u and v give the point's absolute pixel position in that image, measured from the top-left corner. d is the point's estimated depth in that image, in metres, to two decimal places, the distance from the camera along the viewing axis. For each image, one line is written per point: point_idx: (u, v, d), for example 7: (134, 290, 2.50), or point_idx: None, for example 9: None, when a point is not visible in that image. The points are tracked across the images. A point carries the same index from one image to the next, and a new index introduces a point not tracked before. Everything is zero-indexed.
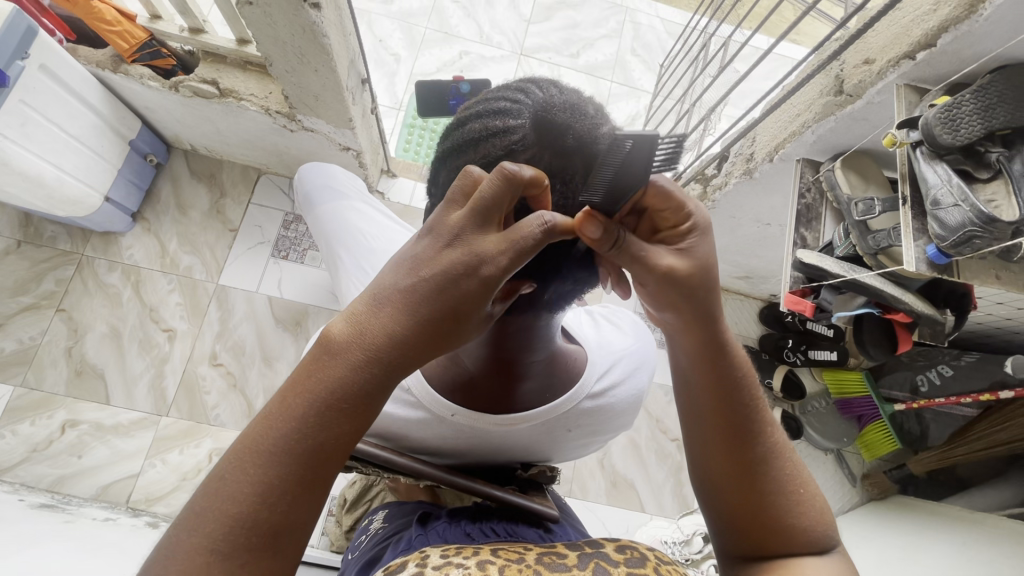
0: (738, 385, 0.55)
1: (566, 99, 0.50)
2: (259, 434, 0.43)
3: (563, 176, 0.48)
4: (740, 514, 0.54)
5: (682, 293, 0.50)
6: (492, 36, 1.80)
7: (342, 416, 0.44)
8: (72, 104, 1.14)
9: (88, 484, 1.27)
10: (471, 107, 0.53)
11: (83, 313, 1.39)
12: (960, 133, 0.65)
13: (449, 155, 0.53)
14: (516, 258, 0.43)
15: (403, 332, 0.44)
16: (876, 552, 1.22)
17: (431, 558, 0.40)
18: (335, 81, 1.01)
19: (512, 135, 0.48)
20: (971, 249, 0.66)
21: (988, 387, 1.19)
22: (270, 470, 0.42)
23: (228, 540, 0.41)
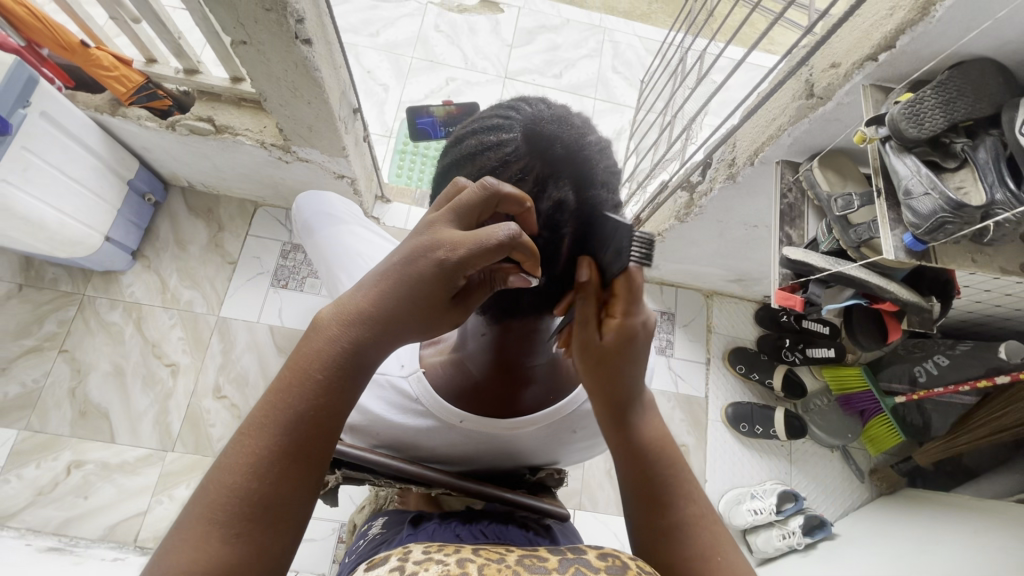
0: (648, 448, 0.57)
1: (554, 113, 0.52)
2: (256, 413, 0.46)
3: (556, 182, 0.49)
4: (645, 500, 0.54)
5: (599, 363, 0.53)
6: (477, 61, 1.86)
7: (325, 395, 0.47)
8: (72, 148, 1.17)
9: (95, 525, 1.26)
10: (468, 126, 0.56)
11: (86, 353, 1.39)
12: (924, 126, 0.69)
13: (448, 169, 0.56)
14: (470, 254, 0.44)
15: (382, 313, 0.48)
16: (889, 546, 1.21)
17: (413, 552, 0.36)
18: (327, 112, 1.04)
19: (505, 148, 0.50)
20: (945, 235, 0.69)
21: (982, 373, 1.22)
22: (263, 444, 0.45)
23: (226, 513, 0.43)
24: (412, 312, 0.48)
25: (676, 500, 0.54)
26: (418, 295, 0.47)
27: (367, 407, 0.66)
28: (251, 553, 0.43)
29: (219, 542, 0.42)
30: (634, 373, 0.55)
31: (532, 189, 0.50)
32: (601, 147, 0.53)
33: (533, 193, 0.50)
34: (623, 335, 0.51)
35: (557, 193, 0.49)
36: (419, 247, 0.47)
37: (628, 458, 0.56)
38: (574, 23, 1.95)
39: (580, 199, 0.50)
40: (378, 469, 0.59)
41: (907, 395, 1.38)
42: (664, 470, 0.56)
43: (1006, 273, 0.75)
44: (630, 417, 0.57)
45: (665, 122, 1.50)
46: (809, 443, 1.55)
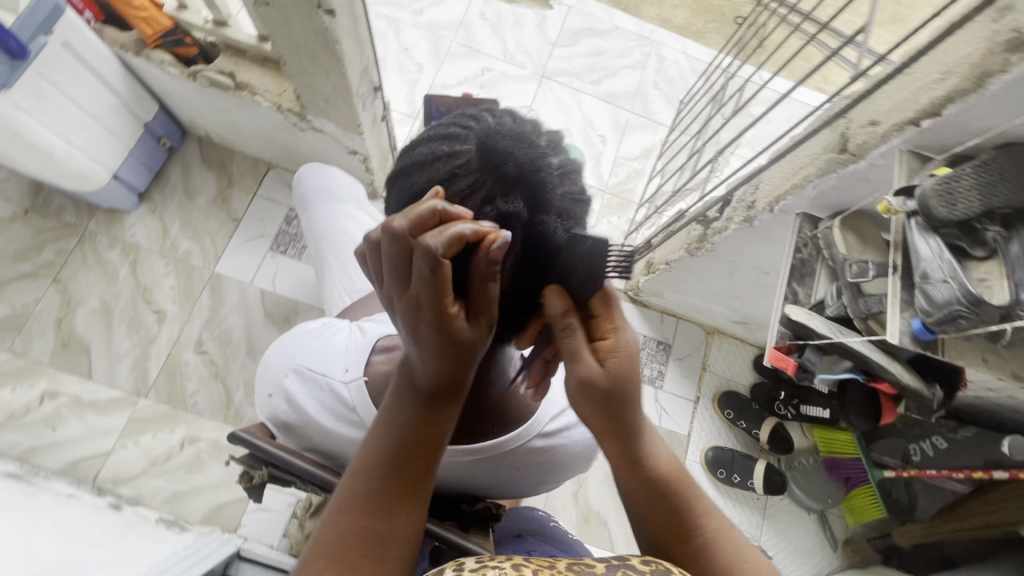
0: (653, 463, 0.55)
1: (516, 127, 0.48)
2: (364, 460, 0.50)
3: (502, 203, 0.45)
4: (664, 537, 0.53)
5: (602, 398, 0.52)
6: (516, 55, 1.81)
7: (417, 429, 0.50)
8: (92, 82, 1.16)
9: (58, 457, 1.26)
10: (427, 130, 0.52)
11: (78, 286, 1.40)
12: (957, 208, 0.64)
13: (399, 176, 0.51)
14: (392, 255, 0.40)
15: (430, 361, 0.46)
16: None
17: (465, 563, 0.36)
18: (345, 86, 1.02)
19: (457, 160, 0.47)
20: (957, 328, 0.65)
21: (981, 464, 1.16)
22: (375, 484, 0.49)
23: (349, 540, 0.47)
24: (457, 347, 0.44)
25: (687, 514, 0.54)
26: (451, 350, 0.44)
27: (302, 407, 0.63)
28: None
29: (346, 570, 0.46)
30: (637, 401, 0.54)
31: (477, 206, 0.45)
32: (563, 167, 0.48)
33: (477, 212, 0.45)
34: (619, 355, 0.52)
35: (503, 216, 0.45)
36: (413, 294, 0.41)
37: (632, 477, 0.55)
38: (622, 30, 1.89)
39: (531, 223, 0.45)
40: (303, 475, 0.55)
41: (896, 471, 1.32)
42: (671, 483, 0.55)
43: (1016, 378, 0.69)
44: (626, 432, 0.55)
45: (695, 148, 1.44)
46: (786, 501, 1.50)
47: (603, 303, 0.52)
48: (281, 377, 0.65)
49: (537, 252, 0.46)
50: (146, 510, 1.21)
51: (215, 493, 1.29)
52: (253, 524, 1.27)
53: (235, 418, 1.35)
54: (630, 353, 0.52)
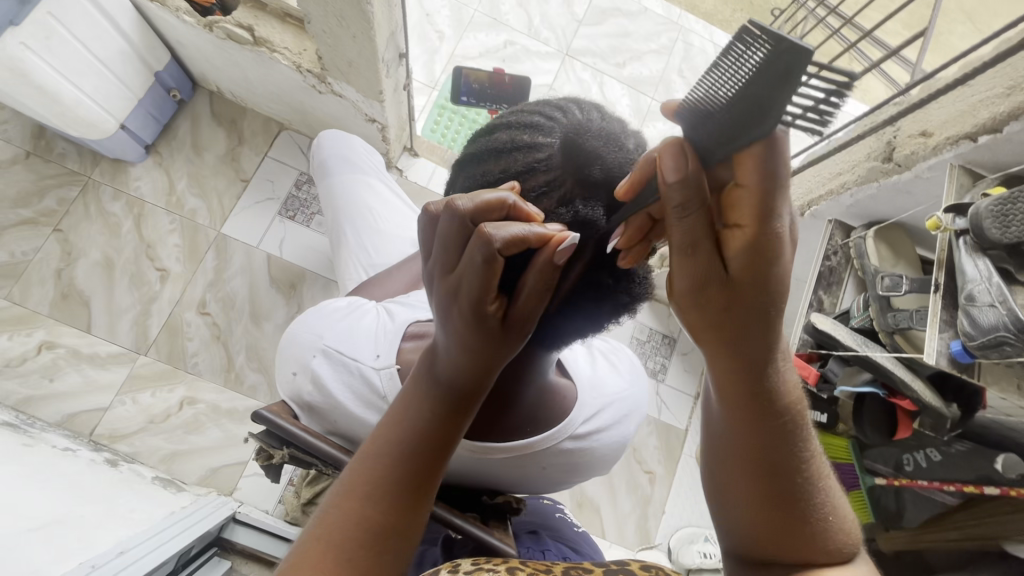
0: (781, 418, 0.49)
1: (604, 127, 0.45)
2: (372, 446, 0.46)
3: (581, 207, 0.43)
4: (757, 506, 0.50)
5: (726, 326, 0.44)
6: (541, 30, 1.75)
7: (434, 425, 0.45)
8: (103, 25, 1.10)
9: (54, 409, 1.24)
10: (504, 115, 0.49)
11: (80, 237, 1.36)
12: (1010, 230, 0.60)
13: (469, 161, 0.48)
14: (451, 236, 0.37)
15: (460, 352, 0.42)
16: None
17: (461, 565, 0.39)
18: (371, 50, 0.97)
19: (538, 153, 0.44)
20: (999, 355, 0.62)
21: (972, 479, 1.17)
22: (384, 473, 0.44)
23: (354, 533, 0.43)
24: (491, 342, 0.40)
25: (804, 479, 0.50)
26: (488, 341, 0.40)
27: (329, 390, 0.61)
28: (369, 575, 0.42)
29: (338, 564, 0.42)
30: (776, 333, 0.45)
31: (553, 206, 0.43)
32: None
33: (553, 213, 0.43)
34: (758, 261, 0.40)
35: (581, 221, 0.43)
36: (454, 281, 0.38)
37: (748, 430, 0.50)
38: (651, 13, 1.83)
39: (606, 231, 0.43)
40: (323, 458, 0.56)
41: (888, 480, 1.33)
42: (793, 444, 0.50)
43: None
44: (759, 389, 0.48)
45: None
46: None
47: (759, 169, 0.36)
48: (307, 357, 0.63)
49: (606, 260, 0.45)
50: (142, 468, 1.20)
51: (212, 455, 1.28)
52: (248, 488, 1.26)
53: (235, 382, 1.33)
54: (774, 248, 0.39)
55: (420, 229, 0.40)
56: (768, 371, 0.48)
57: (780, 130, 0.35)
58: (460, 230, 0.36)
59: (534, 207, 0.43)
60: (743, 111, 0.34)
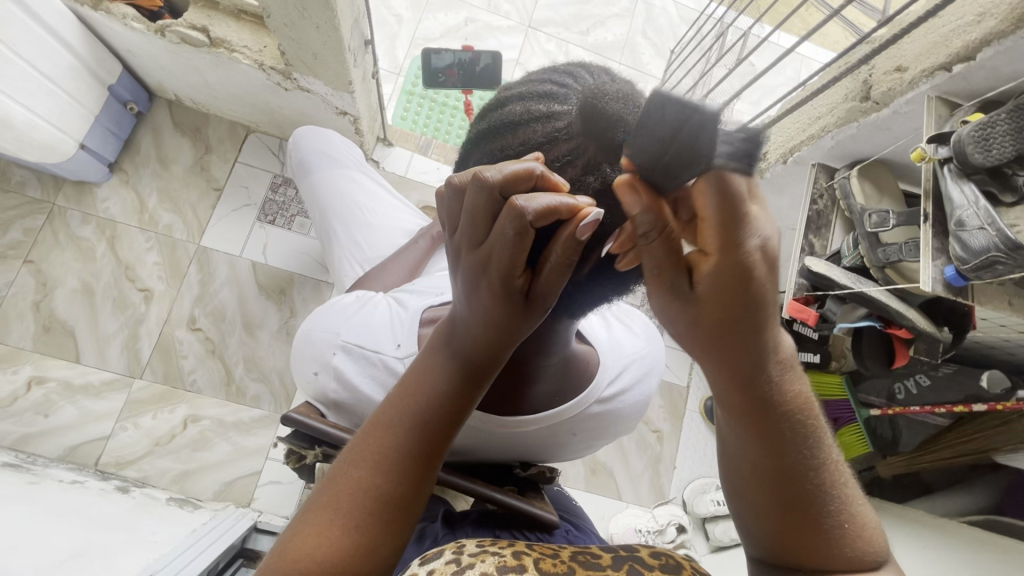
0: (783, 409, 0.49)
1: (620, 89, 0.44)
2: (382, 421, 0.45)
3: (609, 172, 0.42)
4: (767, 491, 0.51)
5: (719, 332, 0.43)
6: (500, 4, 1.72)
7: (446, 407, 0.46)
8: (46, 41, 1.05)
9: (53, 445, 1.21)
10: (512, 87, 0.48)
11: (53, 267, 1.31)
12: (991, 154, 0.63)
13: (483, 137, 0.48)
14: (476, 206, 0.37)
15: (475, 320, 0.43)
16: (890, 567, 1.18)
17: (466, 545, 0.37)
18: (337, 40, 0.95)
19: (556, 122, 0.43)
20: (990, 274, 0.65)
21: (962, 399, 1.21)
22: (392, 447, 0.44)
23: (360, 504, 0.43)
24: (508, 314, 0.41)
25: (809, 471, 0.50)
26: (504, 311, 0.41)
27: (354, 384, 0.62)
28: (372, 549, 0.42)
29: (342, 533, 0.42)
30: (769, 338, 0.45)
31: (579, 174, 0.42)
32: None
33: (578, 182, 0.43)
34: (731, 280, 0.39)
35: (607, 187, 0.42)
36: (484, 254, 0.39)
37: (749, 423, 0.50)
38: None
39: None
40: None
41: (882, 410, 1.38)
42: (799, 433, 0.50)
43: None
44: (764, 384, 0.48)
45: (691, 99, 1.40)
46: None
47: (717, 202, 0.35)
48: (328, 354, 0.63)
49: None
50: (155, 491, 1.19)
51: (223, 470, 1.26)
52: (266, 496, 1.25)
53: (237, 394, 1.32)
54: (747, 276, 0.38)
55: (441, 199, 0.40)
56: (768, 369, 0.47)
57: (722, 167, 0.33)
58: (486, 199, 0.36)
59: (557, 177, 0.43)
60: (675, 161, 0.35)
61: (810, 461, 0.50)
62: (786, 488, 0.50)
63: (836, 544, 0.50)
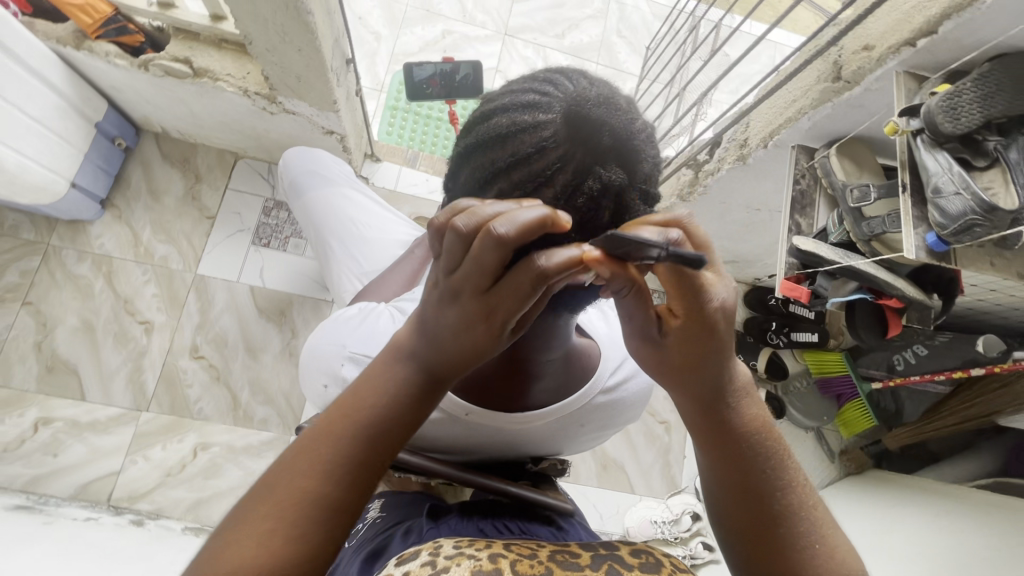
0: (746, 428, 0.51)
1: (600, 93, 0.46)
2: (331, 428, 0.44)
3: (599, 175, 0.44)
4: (741, 513, 0.51)
5: (678, 366, 0.48)
6: (475, 15, 1.75)
7: (401, 416, 0.45)
8: (32, 84, 1.06)
9: (64, 484, 1.21)
10: (495, 99, 0.49)
11: (52, 307, 1.32)
12: (960, 121, 0.67)
13: (471, 151, 0.49)
14: (484, 246, 0.36)
15: (440, 331, 0.43)
16: (904, 537, 1.19)
17: (444, 547, 0.39)
18: (319, 61, 0.97)
19: (541, 131, 0.44)
20: (971, 237, 0.68)
21: (959, 365, 1.23)
22: (340, 455, 0.43)
23: (299, 513, 0.41)
24: (474, 324, 0.42)
25: (777, 490, 0.51)
26: (479, 328, 0.42)
27: None
28: (317, 556, 0.42)
29: (283, 542, 0.40)
30: (727, 365, 0.49)
31: (569, 178, 0.44)
32: (647, 134, 0.47)
33: (570, 188, 0.44)
34: (697, 326, 0.45)
35: (598, 190, 0.44)
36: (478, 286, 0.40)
37: (713, 443, 0.51)
38: None
39: (623, 195, 0.45)
40: None
41: (883, 383, 1.40)
42: (761, 454, 0.52)
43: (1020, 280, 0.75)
44: (725, 407, 0.51)
45: (669, 92, 1.42)
46: (786, 423, 1.59)
47: (677, 277, 0.42)
48: (337, 366, 0.65)
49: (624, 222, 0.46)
50: (170, 522, 1.19)
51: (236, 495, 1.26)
52: None
53: (245, 419, 1.32)
54: (709, 326, 0.45)
55: (439, 232, 0.38)
56: (728, 391, 0.50)
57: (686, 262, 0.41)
58: (495, 243, 0.36)
59: (548, 184, 0.44)
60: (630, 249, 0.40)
61: (779, 481, 0.51)
62: (758, 507, 0.51)
63: (808, 567, 0.50)
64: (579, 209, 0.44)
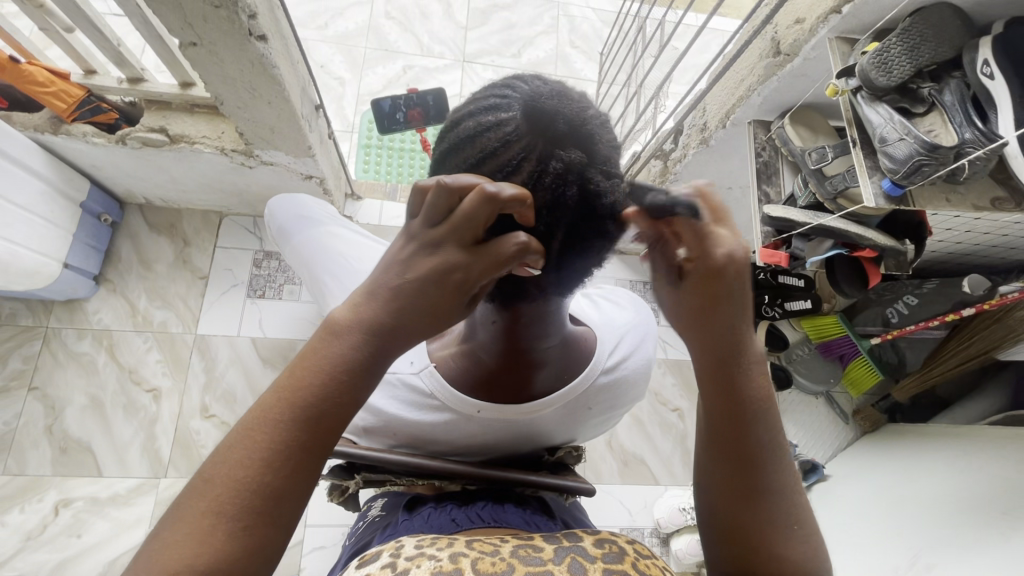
0: (754, 397, 0.53)
1: (553, 89, 0.50)
2: (271, 411, 0.44)
3: (560, 156, 0.46)
4: (729, 475, 0.53)
5: (697, 313, 0.52)
6: (433, 47, 1.81)
7: (339, 396, 0.45)
8: (16, 173, 1.09)
9: (92, 563, 1.21)
10: (461, 108, 0.53)
11: (58, 388, 1.33)
12: (893, 74, 0.73)
13: (444, 157, 0.52)
14: (472, 202, 0.42)
15: (397, 292, 0.46)
16: (927, 480, 1.20)
17: (404, 548, 0.39)
18: (289, 110, 1.01)
19: (505, 127, 0.47)
20: (921, 177, 0.73)
21: (950, 308, 1.27)
22: (281, 440, 0.43)
23: (237, 504, 0.42)
24: (432, 284, 0.45)
25: (772, 468, 0.53)
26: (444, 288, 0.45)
27: (379, 407, 0.65)
28: (261, 546, 0.42)
29: (228, 535, 0.41)
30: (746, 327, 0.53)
31: (535, 166, 0.46)
32: (600, 120, 0.50)
33: (536, 172, 0.46)
34: (712, 274, 0.49)
35: (561, 169, 0.46)
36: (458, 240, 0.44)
37: (718, 398, 0.54)
38: None
39: (586, 173, 0.47)
40: (395, 466, 0.61)
41: (883, 337, 1.42)
42: (761, 425, 0.53)
43: (978, 210, 0.79)
44: (735, 371, 0.53)
45: (628, 91, 1.48)
46: (794, 393, 1.61)
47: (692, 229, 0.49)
48: None
49: (591, 201, 0.48)
50: None
51: None
52: (313, 564, 1.22)
53: None
54: (721, 270, 0.49)
55: (422, 190, 0.44)
56: (740, 358, 0.53)
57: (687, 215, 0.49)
58: (479, 203, 0.42)
59: (517, 174, 0.47)
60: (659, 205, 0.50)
61: (772, 455, 0.53)
62: (747, 474, 0.52)
63: (783, 545, 0.50)
64: (547, 189, 0.46)
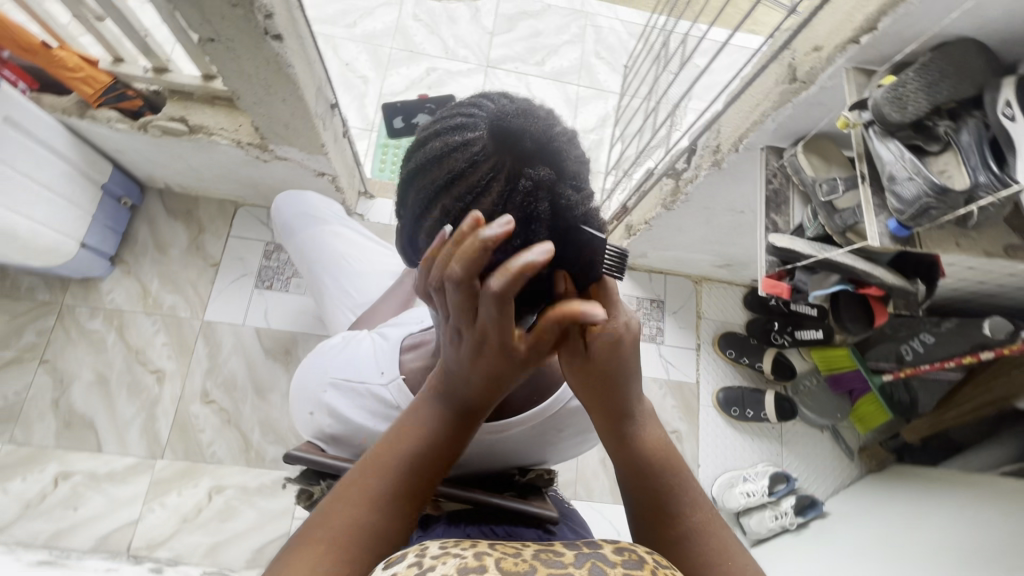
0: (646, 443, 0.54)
1: (518, 106, 0.49)
2: (378, 463, 0.49)
3: (529, 175, 0.46)
4: (646, 515, 0.52)
5: (594, 380, 0.51)
6: (458, 51, 1.82)
7: (434, 455, 0.51)
8: (41, 153, 1.13)
9: (85, 537, 1.23)
10: (430, 126, 0.53)
11: (68, 362, 1.37)
12: (907, 111, 0.71)
13: (413, 175, 0.52)
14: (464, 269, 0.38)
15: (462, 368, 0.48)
16: (930, 528, 1.16)
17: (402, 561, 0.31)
18: (303, 108, 1.02)
19: (472, 147, 0.47)
20: (930, 219, 0.73)
21: (968, 349, 1.18)
22: (386, 487, 0.48)
23: (350, 539, 0.45)
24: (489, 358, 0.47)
25: (680, 501, 0.52)
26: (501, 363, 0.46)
27: (348, 415, 0.68)
28: None
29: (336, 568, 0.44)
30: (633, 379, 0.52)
31: (504, 186, 0.46)
32: (569, 137, 0.49)
33: (505, 191, 0.46)
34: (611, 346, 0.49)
35: (530, 187, 0.46)
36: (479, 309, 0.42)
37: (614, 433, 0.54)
38: (556, 7, 1.90)
39: (555, 190, 0.46)
40: None
41: (894, 374, 1.36)
42: (661, 467, 0.54)
43: (989, 256, 0.77)
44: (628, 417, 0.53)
45: (647, 106, 1.46)
46: (800, 425, 1.58)
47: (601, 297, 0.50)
48: (321, 393, 0.70)
49: (562, 222, 0.47)
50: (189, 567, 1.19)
51: (254, 535, 1.28)
52: None
53: (258, 459, 1.34)
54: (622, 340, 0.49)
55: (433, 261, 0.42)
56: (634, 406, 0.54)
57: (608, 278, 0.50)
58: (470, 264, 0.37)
59: (488, 193, 0.46)
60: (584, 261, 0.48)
61: (675, 493, 0.53)
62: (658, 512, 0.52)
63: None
64: (517, 208, 0.46)
